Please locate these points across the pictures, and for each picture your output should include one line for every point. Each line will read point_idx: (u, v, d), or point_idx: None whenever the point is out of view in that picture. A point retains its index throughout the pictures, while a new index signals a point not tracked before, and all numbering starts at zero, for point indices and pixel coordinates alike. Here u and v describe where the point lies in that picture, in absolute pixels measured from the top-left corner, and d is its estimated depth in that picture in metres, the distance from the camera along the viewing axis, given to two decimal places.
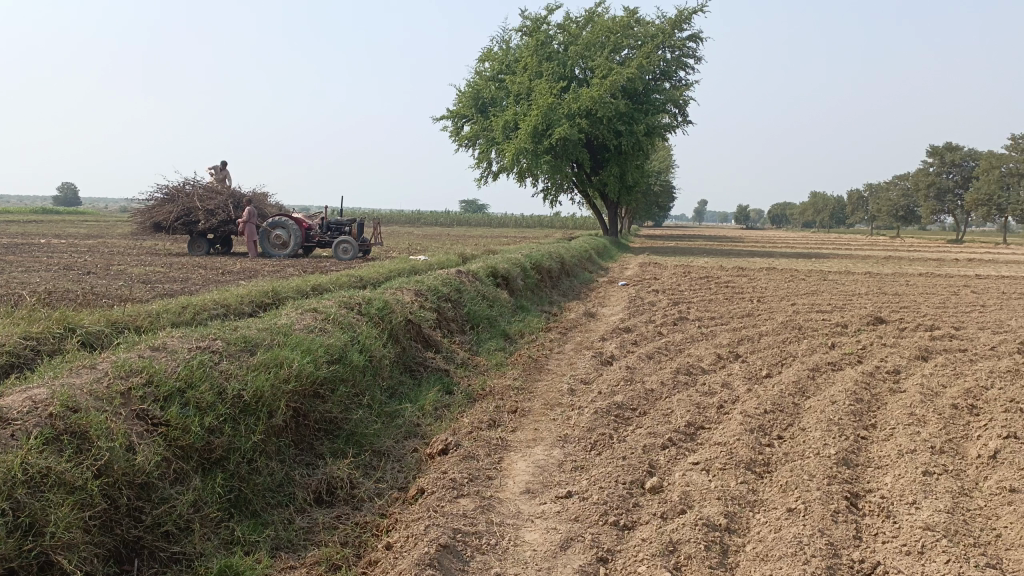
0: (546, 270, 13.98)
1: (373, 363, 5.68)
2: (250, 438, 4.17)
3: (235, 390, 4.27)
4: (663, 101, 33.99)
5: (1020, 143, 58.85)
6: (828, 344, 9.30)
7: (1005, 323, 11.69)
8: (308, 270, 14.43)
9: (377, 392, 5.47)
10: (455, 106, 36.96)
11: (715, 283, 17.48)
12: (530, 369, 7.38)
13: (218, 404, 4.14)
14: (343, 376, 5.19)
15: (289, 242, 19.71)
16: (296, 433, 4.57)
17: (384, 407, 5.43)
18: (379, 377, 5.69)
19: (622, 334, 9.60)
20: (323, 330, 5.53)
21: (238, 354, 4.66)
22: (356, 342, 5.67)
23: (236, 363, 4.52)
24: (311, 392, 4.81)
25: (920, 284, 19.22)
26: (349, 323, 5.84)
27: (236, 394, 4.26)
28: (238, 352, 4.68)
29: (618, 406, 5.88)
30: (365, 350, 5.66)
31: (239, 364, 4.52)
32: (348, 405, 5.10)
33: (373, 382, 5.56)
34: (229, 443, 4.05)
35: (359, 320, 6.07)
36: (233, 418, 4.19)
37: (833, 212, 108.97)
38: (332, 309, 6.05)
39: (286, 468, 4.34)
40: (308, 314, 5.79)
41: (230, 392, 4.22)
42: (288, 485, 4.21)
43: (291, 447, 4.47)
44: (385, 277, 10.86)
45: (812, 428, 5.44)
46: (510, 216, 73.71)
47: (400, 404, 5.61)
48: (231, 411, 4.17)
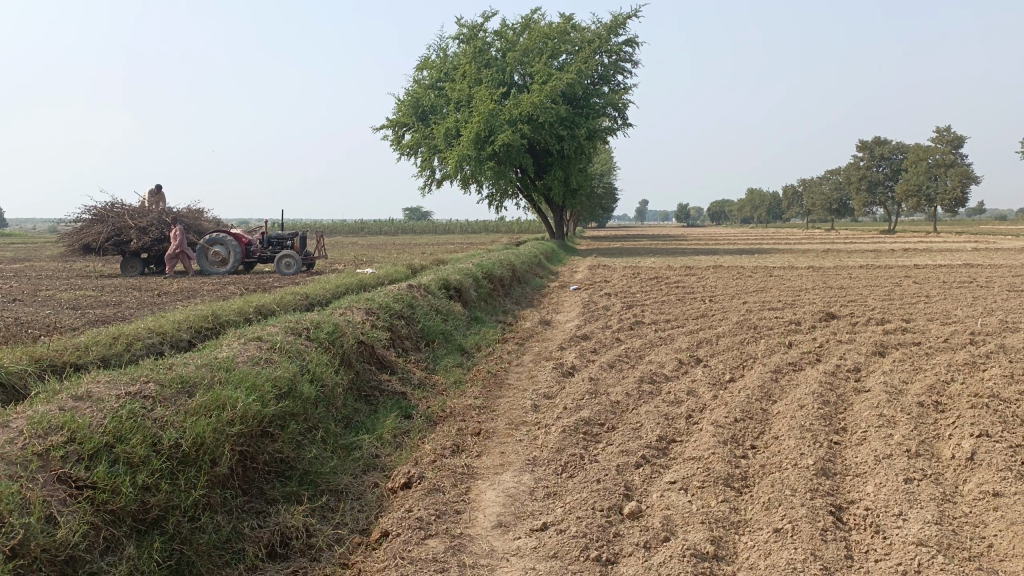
0: (498, 279, 13.72)
1: (325, 392, 5.32)
2: (191, 492, 3.77)
3: (172, 440, 3.87)
4: (603, 104, 34.19)
5: (944, 135, 61.19)
6: (786, 343, 9.28)
7: (950, 313, 11.91)
8: (251, 288, 13.87)
9: (331, 424, 5.11)
10: (395, 114, 36.45)
11: (665, 284, 17.49)
12: (490, 385, 7.10)
13: (153, 457, 3.74)
14: (293, 410, 4.82)
15: (229, 258, 19.02)
16: (243, 479, 4.18)
17: (339, 439, 5.07)
18: (332, 407, 5.33)
19: (580, 343, 9.40)
20: (268, 361, 5.14)
21: (175, 396, 4.26)
22: (306, 371, 5.30)
23: (172, 408, 4.12)
24: (258, 432, 4.44)
25: (863, 276, 19.62)
26: (297, 351, 5.47)
27: (172, 444, 3.86)
28: (174, 395, 4.27)
29: (586, 422, 5.65)
30: (315, 380, 5.30)
31: (175, 409, 4.11)
32: (300, 442, 4.73)
33: (326, 414, 5.20)
34: (167, 500, 3.65)
35: (307, 347, 5.69)
36: (171, 472, 3.79)
37: (770, 208, 111.63)
38: (277, 336, 5.66)
39: (234, 520, 3.95)
40: (251, 344, 5.40)
41: (165, 442, 3.82)
42: (236, 539, 3.83)
43: (239, 495, 4.09)
44: (332, 295, 10.43)
45: (784, 436, 5.29)
46: (454, 223, 73.31)
47: (357, 434, 5.26)
48: (168, 464, 3.77)
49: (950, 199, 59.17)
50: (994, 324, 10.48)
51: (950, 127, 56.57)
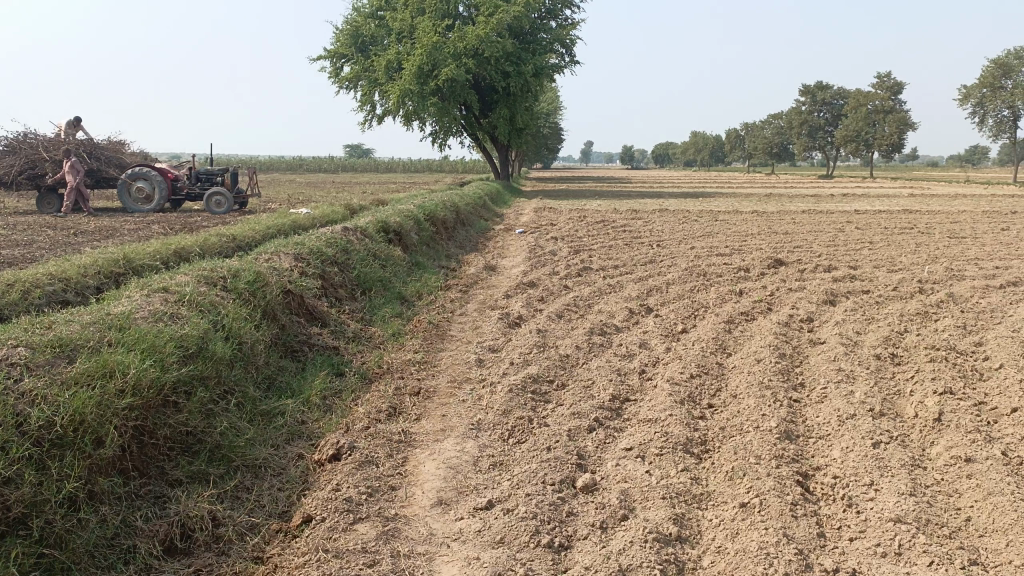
0: (441, 221, 13.13)
1: (242, 353, 4.77)
2: (64, 484, 3.22)
3: (41, 419, 3.28)
4: (550, 40, 33.24)
5: (885, 81, 61.96)
6: (736, 291, 9.04)
7: (896, 260, 11.89)
8: (177, 229, 12.98)
9: (249, 389, 4.59)
10: (333, 45, 34.68)
11: (611, 228, 17.14)
12: (432, 338, 6.64)
13: (15, 443, 3.15)
14: (201, 375, 4.28)
15: (154, 195, 17.90)
16: (137, 460, 3.65)
17: (259, 405, 4.56)
18: (251, 368, 4.80)
19: (526, 290, 8.98)
20: (175, 317, 4.55)
21: (50, 365, 3.66)
22: (219, 329, 4.73)
23: (46, 378, 3.52)
24: (157, 402, 3.89)
25: (807, 221, 19.62)
26: (210, 304, 4.88)
27: (43, 424, 3.28)
28: (50, 362, 3.67)
29: (534, 379, 5.26)
30: (231, 338, 4.75)
31: (50, 380, 3.52)
32: (210, 410, 4.20)
33: (243, 377, 4.66)
34: (34, 495, 3.10)
35: (223, 299, 5.10)
36: (41, 459, 3.23)
37: (713, 151, 112.20)
38: (188, 286, 5.04)
39: (125, 508, 3.44)
40: (155, 296, 4.77)
41: (34, 423, 3.25)
42: (128, 533, 3.32)
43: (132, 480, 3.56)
44: (262, 238, 9.72)
45: (743, 394, 5.00)
46: (397, 161, 71.54)
47: (280, 398, 4.76)
48: (35, 451, 3.20)
49: (887, 145, 60.37)
50: (940, 272, 10.47)
51: (891, 72, 57.26)
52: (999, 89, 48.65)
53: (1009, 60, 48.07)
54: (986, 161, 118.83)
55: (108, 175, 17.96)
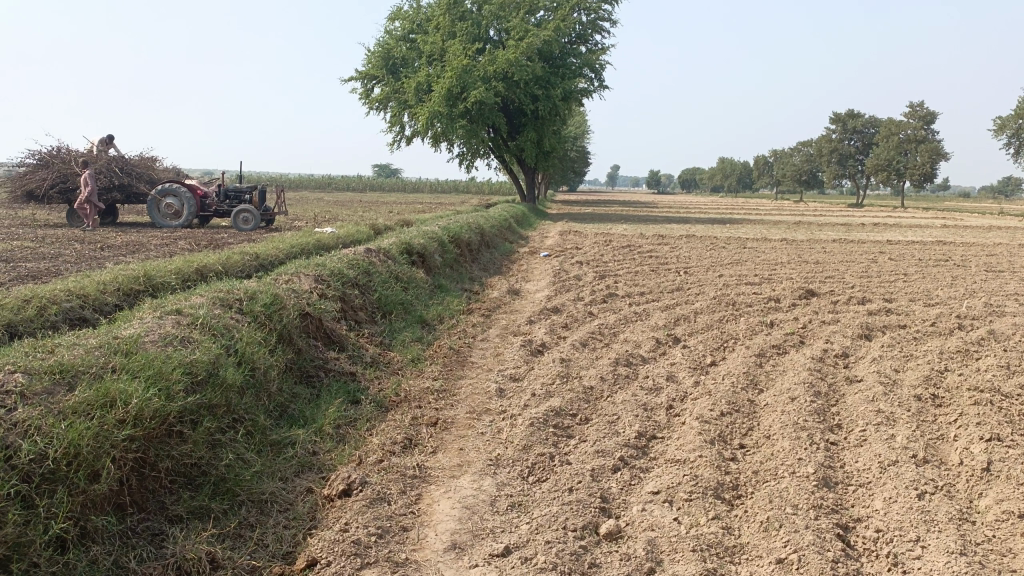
0: (466, 243, 13.01)
1: (254, 380, 4.62)
2: (52, 524, 3.07)
3: (33, 452, 3.15)
4: (579, 64, 33.28)
5: (918, 111, 61.24)
6: (767, 322, 8.76)
7: (933, 294, 11.53)
8: (202, 245, 12.99)
9: (259, 417, 4.44)
10: (365, 66, 35.00)
11: (638, 253, 16.91)
12: (451, 364, 6.45)
13: (4, 477, 3.01)
14: (209, 403, 4.13)
15: (183, 211, 18.02)
16: (134, 495, 3.50)
17: (268, 434, 4.41)
18: (262, 395, 4.65)
19: (550, 316, 8.79)
20: (185, 341, 4.42)
21: (48, 393, 3.53)
22: (231, 354, 4.59)
23: (43, 408, 3.39)
24: (159, 433, 3.75)
25: (838, 250, 19.23)
26: (223, 328, 4.75)
27: (34, 458, 3.14)
28: (49, 391, 3.54)
29: (556, 412, 5.04)
30: (242, 364, 4.60)
31: (46, 409, 3.39)
32: (216, 441, 4.05)
33: (254, 405, 4.51)
34: (21, 533, 2.96)
35: (236, 322, 4.97)
36: (30, 495, 3.09)
37: (742, 177, 111.49)
38: (202, 309, 4.92)
39: (120, 547, 3.29)
40: (167, 318, 4.65)
41: (25, 456, 3.11)
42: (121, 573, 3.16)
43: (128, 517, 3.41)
44: (285, 258, 9.64)
45: (777, 435, 4.73)
46: (424, 181, 71.91)
47: (292, 428, 4.60)
48: (26, 486, 3.06)
49: (918, 175, 59.51)
50: (980, 308, 10.09)
51: (924, 101, 56.57)
52: None
53: None
54: (1021, 193, 116.76)
55: (138, 189, 18.13)
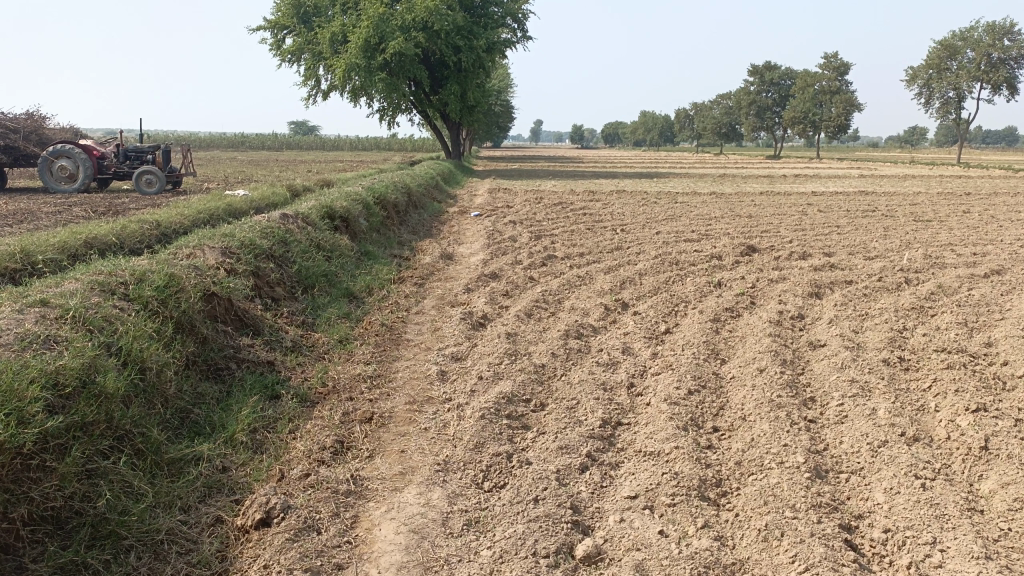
0: (392, 205, 12.20)
1: (144, 383, 3.86)
2: None
3: None
4: (502, 14, 32.30)
5: (832, 63, 62.49)
6: (714, 281, 8.38)
7: (869, 246, 11.44)
8: (101, 212, 11.76)
9: (154, 431, 3.71)
10: (274, 15, 32.93)
11: (570, 210, 16.39)
12: (385, 344, 5.78)
13: None
14: (82, 421, 3.37)
15: (78, 173, 16.43)
16: None
17: (167, 451, 3.69)
18: (156, 401, 3.90)
19: (488, 283, 8.19)
20: (51, 343, 3.61)
21: None
22: (114, 355, 3.81)
23: None
24: (11, 469, 2.99)
25: (766, 203, 19.19)
26: (102, 322, 3.95)
27: None
28: None
29: (508, 398, 4.48)
30: (129, 367, 3.84)
31: None
32: (96, 468, 3.32)
33: (147, 415, 3.78)
34: None
35: (122, 313, 4.17)
36: None
37: (663, 130, 112.09)
38: (75, 297, 4.09)
39: None
40: (30, 313, 3.82)
41: None
42: None
43: None
44: (192, 226, 8.67)
45: (753, 415, 4.27)
46: (343, 139, 69.41)
47: (197, 440, 3.88)
48: None
49: (833, 126, 61.13)
50: (919, 260, 10.02)
51: (839, 52, 57.93)
52: (944, 72, 49.52)
53: (953, 42, 48.87)
54: (924, 143, 122.05)
55: (26, 151, 16.43)
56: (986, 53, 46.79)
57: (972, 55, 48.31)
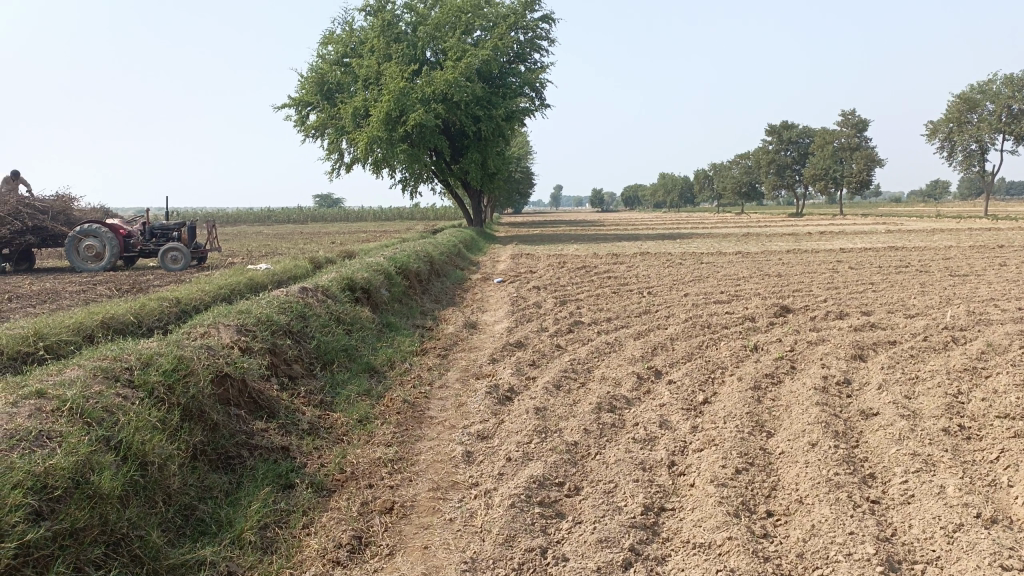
0: (414, 274, 12.06)
1: (144, 480, 3.63)
2: None
3: None
4: (520, 84, 32.86)
5: (851, 120, 62.68)
6: (750, 345, 8.02)
7: (908, 303, 11.02)
8: (124, 290, 11.75)
9: (154, 533, 3.46)
10: (299, 92, 33.81)
11: (594, 274, 16.16)
12: (407, 423, 5.48)
13: None
14: (71, 528, 3.15)
15: (104, 252, 16.60)
16: None
17: (167, 554, 3.42)
18: (158, 498, 3.65)
19: (515, 352, 7.90)
20: (43, 440, 3.44)
21: None
22: (112, 451, 3.62)
23: None
24: None
25: (795, 261, 18.83)
26: (101, 414, 3.77)
27: None
28: None
29: (539, 482, 4.15)
30: (129, 462, 3.64)
31: None
32: None
33: (146, 515, 3.53)
34: None
35: (125, 402, 3.99)
36: None
37: (684, 192, 112.43)
38: (75, 387, 3.91)
39: None
40: (26, 407, 3.65)
41: None
42: None
43: None
44: (211, 301, 8.55)
45: (810, 498, 3.88)
46: (367, 209, 70.49)
47: (201, 541, 3.61)
48: None
49: (855, 182, 60.93)
50: (964, 316, 9.58)
51: (856, 109, 58.14)
52: (965, 125, 49.38)
53: (972, 95, 48.88)
54: (948, 196, 121.35)
55: (54, 231, 16.64)
56: (1006, 105, 46.69)
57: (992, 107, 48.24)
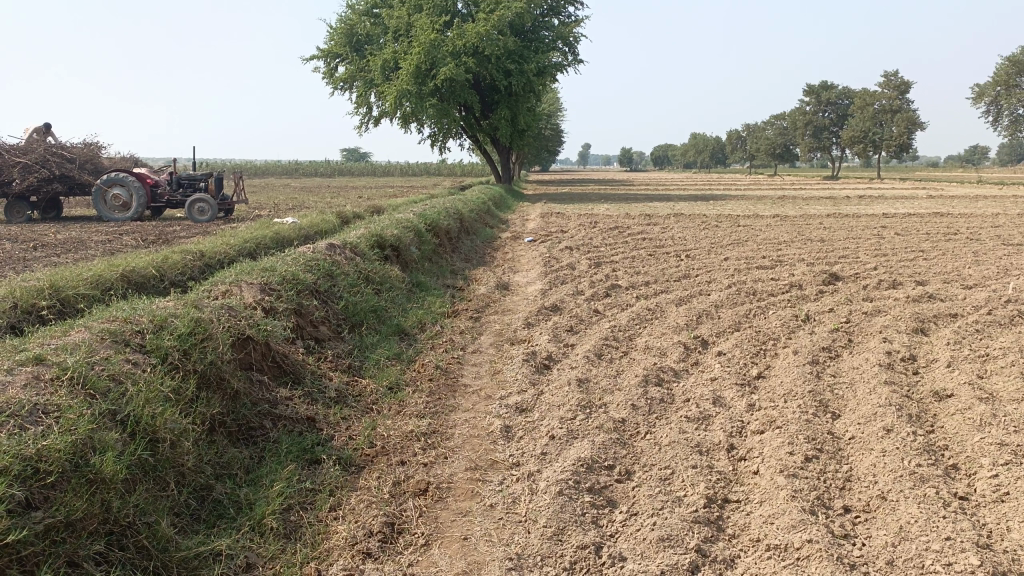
0: (444, 231, 11.64)
1: (154, 459, 3.42)
2: None
3: None
4: (553, 38, 31.92)
5: (893, 81, 60.47)
6: (801, 315, 7.54)
7: (964, 273, 10.41)
8: (149, 241, 11.47)
9: (163, 521, 3.24)
10: (327, 44, 33.14)
11: (628, 235, 15.62)
12: (440, 391, 5.17)
13: None
14: (69, 518, 2.90)
15: (131, 203, 16.39)
16: None
17: (181, 542, 3.22)
18: (169, 479, 3.44)
19: (551, 317, 7.53)
20: (38, 416, 3.16)
21: None
22: (117, 428, 3.37)
23: None
24: None
25: (837, 226, 18.12)
26: (108, 387, 3.52)
27: None
28: None
29: (588, 464, 3.86)
30: (137, 440, 3.40)
31: None
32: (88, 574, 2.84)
33: (154, 500, 3.30)
34: None
35: (136, 372, 3.73)
36: None
37: (716, 152, 110.06)
38: (80, 354, 3.65)
39: None
40: (24, 377, 3.39)
41: None
42: None
43: None
44: (236, 255, 8.24)
45: (894, 494, 3.52)
46: (394, 164, 69.95)
47: (219, 528, 3.41)
48: None
49: (895, 146, 58.97)
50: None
51: (899, 70, 56.05)
52: (1014, 88, 47.42)
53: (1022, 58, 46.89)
54: (987, 162, 117.78)
55: (81, 180, 16.38)
56: None
57: None
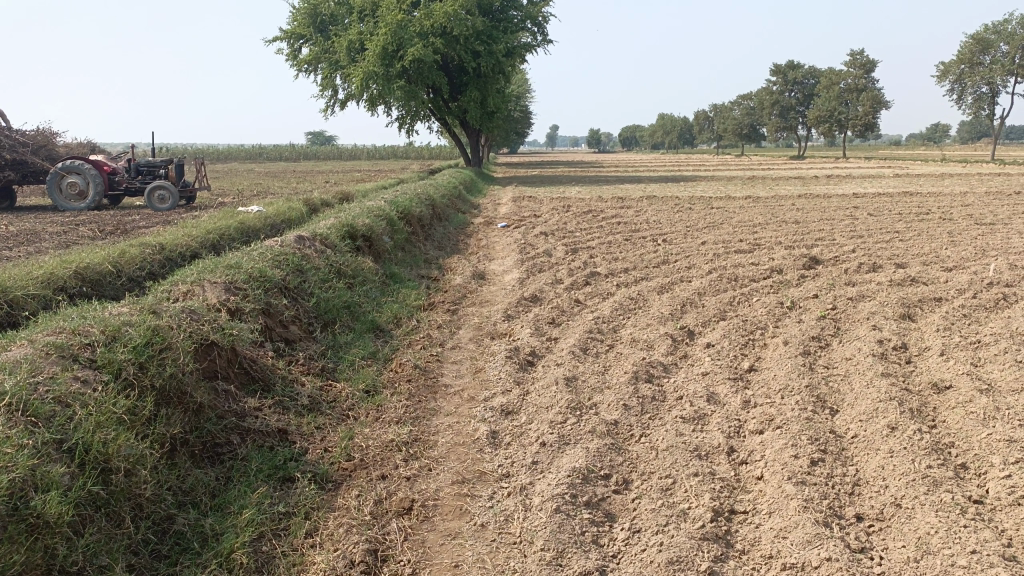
0: (416, 218, 11.31)
1: (106, 493, 3.13)
2: None
3: None
4: (521, 18, 31.46)
5: (858, 60, 60.89)
6: (786, 302, 7.38)
7: (941, 254, 10.35)
8: (109, 232, 10.98)
9: (115, 563, 2.96)
10: (290, 25, 32.31)
11: (603, 219, 15.40)
12: (420, 394, 4.92)
13: None
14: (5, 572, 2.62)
15: (88, 191, 15.76)
16: None
17: None
18: (125, 513, 3.16)
19: (531, 308, 7.26)
20: None
21: None
22: (60, 461, 3.06)
23: None
24: None
25: (809, 207, 18.08)
26: (53, 413, 3.21)
27: None
28: None
29: (582, 475, 3.71)
30: (87, 472, 3.11)
31: None
32: None
33: (105, 540, 3.02)
34: None
35: (86, 392, 3.42)
36: None
37: (684, 133, 110.30)
38: (19, 375, 3.31)
39: None
40: None
41: None
42: None
43: None
44: (199, 247, 7.85)
45: (908, 501, 3.41)
46: (362, 148, 68.95)
47: (183, 565, 3.14)
48: None
49: (860, 125, 59.50)
50: (1007, 270, 8.92)
51: (864, 49, 56.40)
52: (976, 66, 47.97)
53: (984, 36, 47.42)
54: (947, 140, 119.66)
55: (36, 167, 15.67)
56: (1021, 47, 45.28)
57: (1005, 49, 46.81)
